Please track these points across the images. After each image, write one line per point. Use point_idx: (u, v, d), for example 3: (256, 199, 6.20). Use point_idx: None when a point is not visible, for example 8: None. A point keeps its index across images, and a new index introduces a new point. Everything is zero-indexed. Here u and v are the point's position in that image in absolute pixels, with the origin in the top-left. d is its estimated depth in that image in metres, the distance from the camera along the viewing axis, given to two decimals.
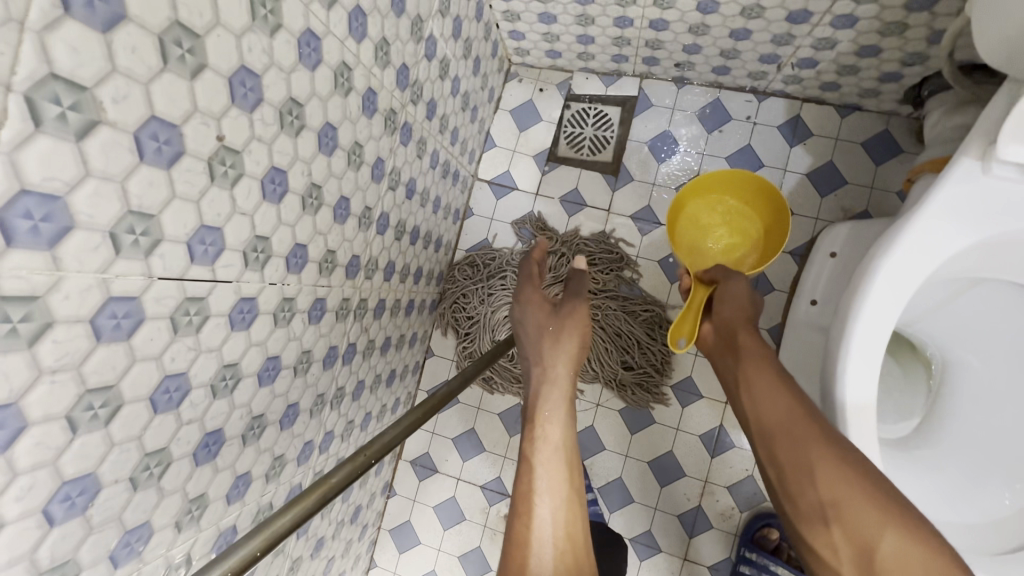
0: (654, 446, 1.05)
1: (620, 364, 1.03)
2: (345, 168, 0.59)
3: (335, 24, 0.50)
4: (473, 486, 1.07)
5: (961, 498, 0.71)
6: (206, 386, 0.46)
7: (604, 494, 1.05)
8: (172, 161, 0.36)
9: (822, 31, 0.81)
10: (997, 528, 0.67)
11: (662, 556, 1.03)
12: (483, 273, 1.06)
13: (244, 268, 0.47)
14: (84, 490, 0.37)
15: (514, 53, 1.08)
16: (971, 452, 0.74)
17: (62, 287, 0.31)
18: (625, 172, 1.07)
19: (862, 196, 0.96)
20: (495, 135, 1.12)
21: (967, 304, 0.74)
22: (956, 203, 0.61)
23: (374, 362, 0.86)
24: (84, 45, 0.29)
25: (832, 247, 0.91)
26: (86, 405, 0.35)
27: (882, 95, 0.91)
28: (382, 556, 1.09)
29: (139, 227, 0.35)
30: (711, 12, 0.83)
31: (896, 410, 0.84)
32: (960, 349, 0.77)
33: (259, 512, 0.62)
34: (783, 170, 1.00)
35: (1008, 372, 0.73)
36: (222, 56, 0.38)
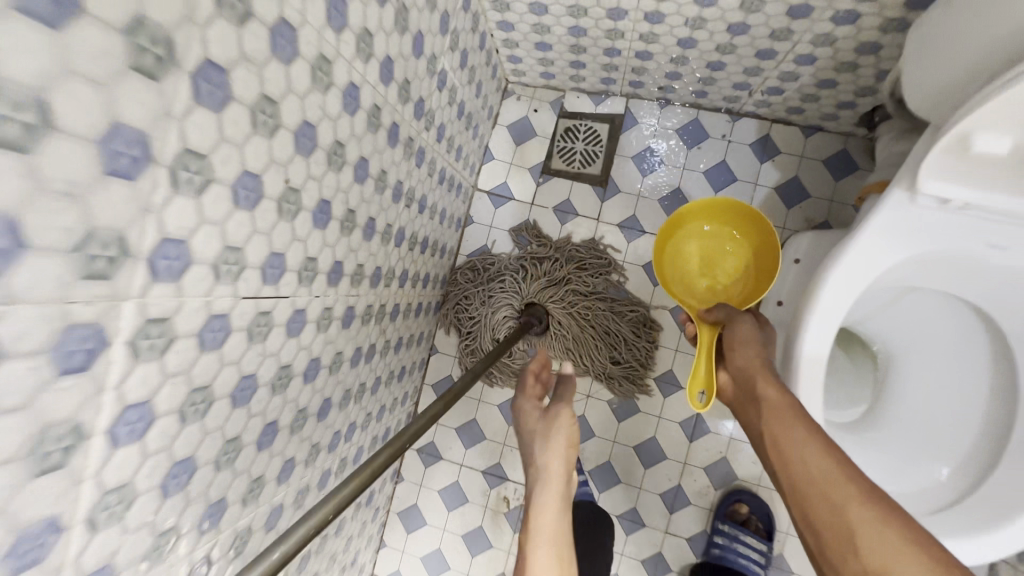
0: (639, 433, 1.16)
1: (609, 359, 1.13)
2: (372, 193, 0.69)
3: (368, 74, 0.59)
4: (476, 470, 1.18)
5: (898, 472, 0.83)
6: (267, 385, 0.55)
7: (593, 475, 1.16)
8: (254, 204, 0.46)
9: (787, 66, 0.92)
10: (926, 496, 0.79)
11: (645, 530, 1.14)
12: (484, 277, 1.15)
13: (298, 284, 0.56)
14: (185, 469, 0.46)
15: (510, 73, 1.18)
16: (909, 434, 0.85)
17: (182, 309, 0.41)
18: (613, 184, 1.17)
19: (822, 207, 1.09)
20: (493, 149, 1.22)
21: (906, 307, 0.87)
22: (890, 226, 0.72)
23: (391, 359, 0.96)
24: (205, 126, 0.38)
25: (797, 254, 1.03)
26: (192, 400, 0.45)
27: (840, 120, 1.04)
28: (392, 537, 1.19)
29: (230, 258, 0.45)
30: (689, 47, 0.93)
31: (848, 399, 0.97)
32: (902, 346, 0.90)
33: (300, 493, 0.72)
34: (753, 184, 1.12)
35: (940, 366, 0.85)
36: (292, 115, 0.47)
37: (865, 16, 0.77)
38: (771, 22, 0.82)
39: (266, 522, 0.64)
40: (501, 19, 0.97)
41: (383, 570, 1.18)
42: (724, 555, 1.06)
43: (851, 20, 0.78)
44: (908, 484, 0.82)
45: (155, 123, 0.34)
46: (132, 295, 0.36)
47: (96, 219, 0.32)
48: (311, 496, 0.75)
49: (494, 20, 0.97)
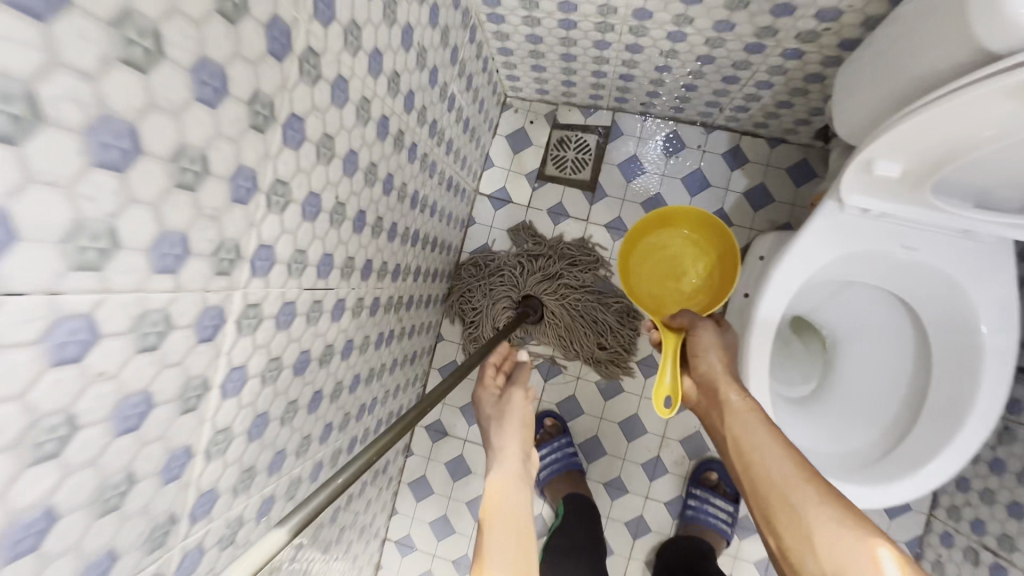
0: (622, 410, 1.25)
1: (598, 346, 1.20)
2: (341, 176, 0.62)
3: (333, 41, 0.53)
4: (478, 444, 1.28)
5: (839, 435, 1.02)
6: (221, 388, 0.49)
7: (583, 448, 1.26)
8: (198, 183, 0.39)
9: (775, 60, 0.92)
10: (858, 453, 0.98)
11: (628, 496, 1.24)
12: (484, 272, 1.22)
13: (251, 276, 0.49)
14: (120, 485, 0.40)
15: (497, 53, 1.10)
16: (850, 404, 1.05)
17: (108, 303, 0.35)
18: (600, 189, 1.28)
19: (785, 210, 1.23)
20: (492, 156, 1.30)
21: (851, 297, 1.07)
22: (827, 230, 0.90)
23: (379, 353, 0.93)
24: (128, 87, 0.32)
25: (761, 252, 1.11)
26: (125, 408, 0.38)
27: (800, 133, 1.17)
28: (401, 505, 1.29)
29: (171, 245, 0.38)
30: (680, 40, 0.93)
31: (800, 375, 1.17)
32: (846, 330, 1.10)
33: (265, 503, 0.65)
34: (725, 190, 1.25)
35: (873, 347, 1.06)
36: (241, 81, 0.41)
37: (845, 14, 0.79)
38: (756, 19, 0.84)
39: (223, 539, 0.58)
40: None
41: (394, 536, 1.29)
42: (694, 513, 1.18)
43: (831, 19, 0.80)
44: (845, 449, 1.00)
45: (42, 73, 0.27)
46: (32, 288, 0.29)
47: None
48: (280, 507, 0.69)
49: (484, 14, 0.96)
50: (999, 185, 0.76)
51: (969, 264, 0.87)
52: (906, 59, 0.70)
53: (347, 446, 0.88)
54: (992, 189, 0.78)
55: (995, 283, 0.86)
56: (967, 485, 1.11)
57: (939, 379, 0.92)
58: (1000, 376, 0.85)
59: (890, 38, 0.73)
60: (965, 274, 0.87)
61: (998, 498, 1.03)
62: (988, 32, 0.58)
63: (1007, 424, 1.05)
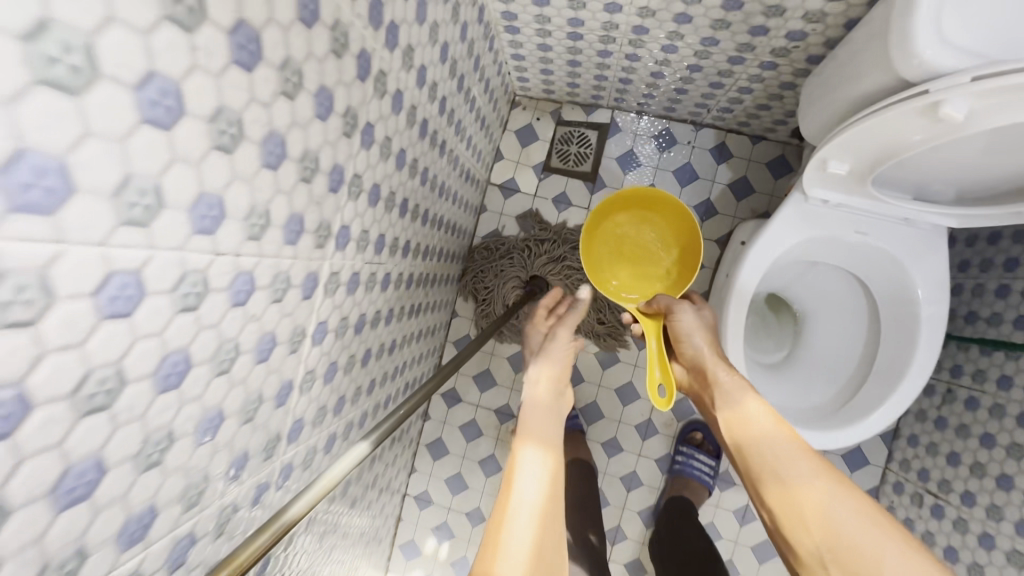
0: (618, 377, 1.31)
1: (596, 321, 1.26)
2: (359, 148, 0.62)
3: (358, 15, 0.53)
4: (489, 409, 1.45)
5: (801, 395, 1.07)
6: (251, 352, 0.50)
7: (583, 411, 1.31)
8: (235, 144, 0.40)
9: (754, 71, 0.96)
10: (818, 411, 1.03)
11: (625, 455, 1.31)
12: (496, 254, 1.26)
13: (282, 244, 0.50)
14: (159, 443, 0.41)
15: (510, 58, 1.13)
16: (814, 371, 1.10)
17: (153, 261, 0.35)
18: (601, 180, 1.31)
19: (765, 201, 1.26)
20: (503, 150, 1.34)
21: (819, 277, 1.11)
22: (795, 216, 0.96)
23: (393, 328, 0.95)
24: (175, 48, 0.32)
25: (743, 238, 1.15)
26: (171, 363, 0.40)
27: (779, 132, 1.20)
28: (421, 463, 1.46)
29: (211, 207, 0.39)
30: (672, 52, 0.96)
31: (775, 345, 1.21)
32: (813, 306, 1.14)
33: (285, 471, 0.66)
34: (711, 182, 1.28)
35: (835, 322, 1.10)
36: (275, 48, 0.42)
37: (811, 35, 0.83)
38: (737, 38, 0.87)
39: (249, 500, 0.58)
40: (505, 10, 0.95)
41: (414, 490, 1.46)
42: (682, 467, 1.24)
43: (799, 38, 0.84)
44: (806, 403, 1.05)
45: (99, 28, 0.28)
46: (91, 240, 0.30)
47: (31, 140, 0.26)
48: (298, 475, 0.70)
49: (497, 11, 0.96)
50: (931, 179, 0.83)
51: (910, 245, 0.93)
52: (850, 74, 0.75)
53: (359, 421, 0.90)
54: (926, 182, 0.84)
55: (933, 261, 0.93)
56: (957, 460, 1.13)
57: (886, 344, 0.99)
58: (932, 340, 0.93)
59: (847, 53, 0.76)
60: (907, 253, 0.93)
61: (988, 471, 1.06)
62: (900, 65, 0.64)
63: (994, 401, 1.09)
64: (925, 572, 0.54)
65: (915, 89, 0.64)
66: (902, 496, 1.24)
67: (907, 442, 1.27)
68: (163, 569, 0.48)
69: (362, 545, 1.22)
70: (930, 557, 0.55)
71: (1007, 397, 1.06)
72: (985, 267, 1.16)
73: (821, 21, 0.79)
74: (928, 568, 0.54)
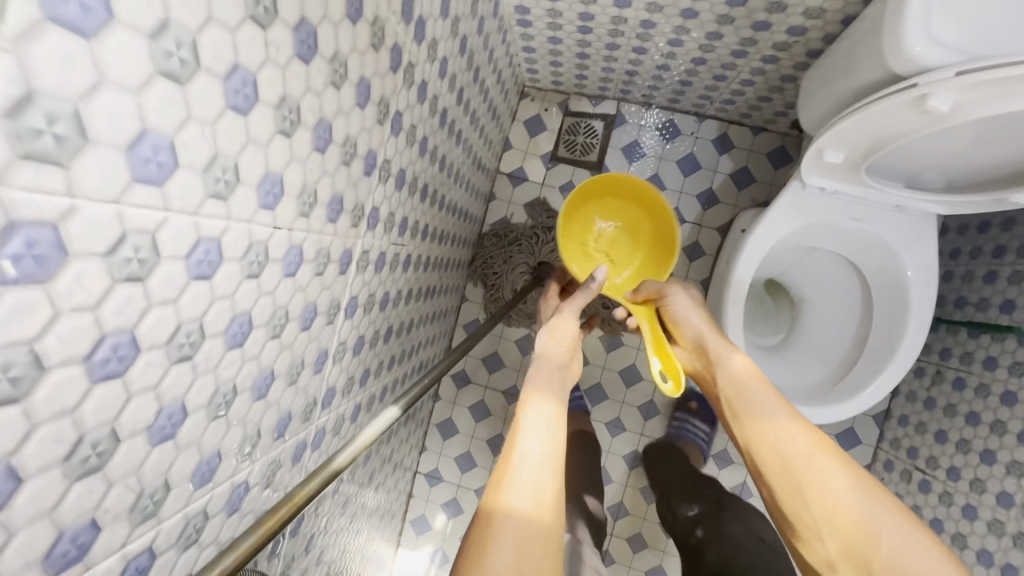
0: (622, 360, 1.37)
1: (601, 306, 1.31)
2: (389, 135, 0.67)
3: (393, 10, 0.58)
4: (497, 391, 1.51)
5: (798, 374, 1.14)
6: (298, 319, 0.55)
7: (588, 393, 1.37)
8: (293, 129, 0.45)
9: (757, 64, 1.00)
10: (814, 387, 1.10)
11: (627, 434, 1.37)
12: (505, 241, 1.31)
13: (326, 221, 0.55)
14: (226, 395, 0.46)
15: (521, 49, 1.17)
16: (810, 351, 1.16)
17: (229, 231, 0.40)
18: (606, 169, 1.36)
19: (765, 190, 1.31)
20: (511, 139, 1.38)
21: (815, 263, 1.15)
22: (793, 206, 1.00)
23: (410, 308, 1.01)
24: (253, 43, 0.37)
25: (743, 225, 1.20)
26: (238, 324, 0.45)
27: (779, 123, 1.25)
28: (431, 442, 1.52)
29: (271, 184, 0.44)
30: (679, 45, 1.00)
31: (772, 328, 1.26)
32: (809, 290, 1.19)
33: (319, 434, 0.71)
34: (713, 172, 1.33)
35: (831, 304, 1.15)
36: (326, 43, 0.46)
37: (810, 31, 0.87)
38: (740, 32, 0.92)
39: (290, 457, 0.64)
40: (519, 5, 0.99)
41: (424, 468, 1.52)
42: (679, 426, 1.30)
43: (799, 33, 0.88)
44: (801, 381, 1.12)
45: (201, 27, 0.32)
46: (186, 210, 0.35)
47: (150, 122, 0.30)
48: (329, 440, 0.75)
49: (512, 6, 1.00)
50: (921, 167, 0.88)
51: (902, 230, 0.98)
52: (847, 67, 0.80)
53: (379, 395, 0.96)
54: (917, 170, 0.89)
55: (922, 247, 0.98)
56: (945, 437, 1.19)
57: (878, 324, 1.04)
58: (921, 320, 0.98)
59: (844, 46, 0.81)
60: (899, 240, 0.98)
61: (973, 447, 1.12)
62: (892, 62, 0.68)
63: (980, 381, 1.14)
64: (900, 528, 0.60)
65: (904, 83, 0.69)
66: (893, 473, 1.30)
67: (897, 422, 1.33)
68: (224, 517, 0.52)
69: (377, 516, 1.28)
70: (909, 516, 0.62)
71: (993, 376, 1.11)
72: (975, 254, 1.21)
73: (820, 17, 0.84)
74: (904, 525, 0.61)
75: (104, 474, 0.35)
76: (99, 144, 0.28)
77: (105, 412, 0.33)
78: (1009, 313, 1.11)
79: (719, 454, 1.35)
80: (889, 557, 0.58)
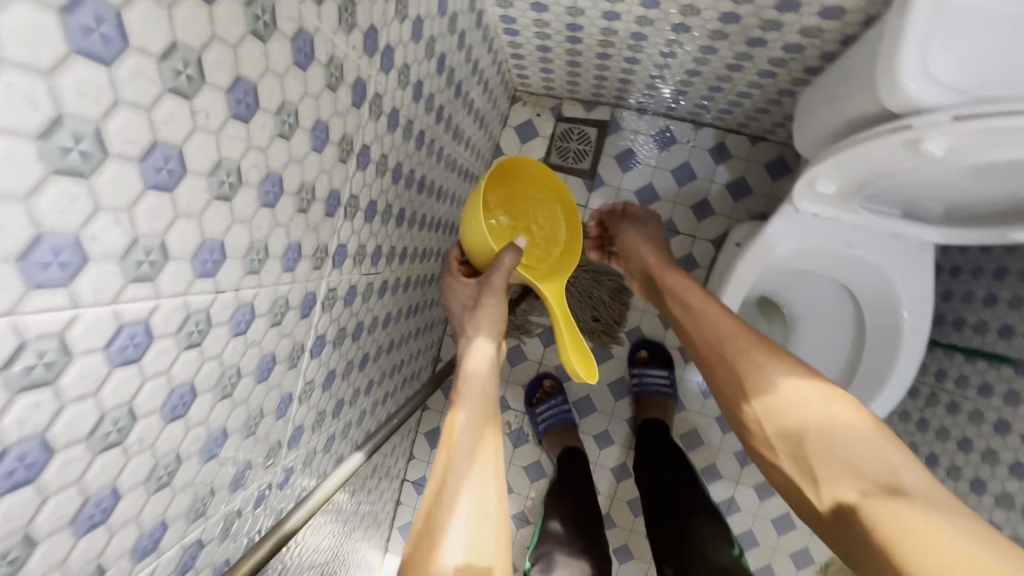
0: (610, 373, 1.37)
1: (592, 317, 1.30)
2: (355, 170, 0.64)
3: (353, 45, 0.55)
4: None
5: None
6: (252, 372, 0.53)
7: (577, 404, 1.38)
8: (233, 192, 0.42)
9: (753, 78, 0.96)
10: None
11: (616, 448, 1.36)
12: None
13: (281, 271, 0.53)
14: (168, 466, 0.44)
15: (510, 56, 1.13)
16: None
17: (158, 311, 0.38)
18: (599, 178, 1.32)
19: (762, 203, 1.27)
20: (502, 146, 1.34)
21: (811, 285, 1.12)
22: (788, 228, 0.96)
23: (391, 329, 0.98)
24: (175, 115, 0.34)
25: (738, 238, 1.17)
26: (178, 395, 0.43)
27: (778, 135, 1.20)
28: (419, 450, 1.52)
29: (210, 252, 0.41)
30: (671, 57, 0.96)
31: None
32: (804, 311, 1.16)
33: (285, 475, 0.70)
34: (709, 182, 1.29)
35: (825, 327, 1.12)
36: (271, 96, 0.44)
37: (808, 49, 0.82)
38: (736, 47, 0.87)
39: (252, 505, 0.62)
40: (504, 14, 0.96)
41: (413, 477, 1.52)
42: (640, 390, 1.29)
43: (797, 51, 0.84)
44: None
45: (107, 114, 0.30)
46: (101, 304, 0.33)
47: (46, 224, 0.28)
48: (299, 477, 0.74)
49: (497, 15, 0.96)
50: (919, 195, 0.84)
51: (899, 257, 0.94)
52: (846, 94, 0.76)
53: (357, 420, 0.94)
54: (915, 196, 0.85)
55: (918, 274, 0.94)
56: (937, 462, 1.17)
57: (870, 351, 1.02)
58: (914, 349, 0.96)
59: (846, 65, 0.76)
60: (895, 267, 0.95)
61: (965, 474, 1.10)
62: (885, 97, 0.65)
63: (975, 407, 1.11)
64: (829, 401, 0.64)
65: (899, 122, 0.66)
66: None
67: None
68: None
69: (364, 528, 1.28)
70: (840, 395, 0.65)
71: (989, 405, 1.08)
72: (976, 275, 1.17)
73: (818, 36, 0.78)
74: (830, 399, 0.64)
75: None
76: None
77: (10, 520, 0.32)
78: (1008, 340, 1.08)
79: (708, 471, 1.34)
80: (818, 433, 0.63)
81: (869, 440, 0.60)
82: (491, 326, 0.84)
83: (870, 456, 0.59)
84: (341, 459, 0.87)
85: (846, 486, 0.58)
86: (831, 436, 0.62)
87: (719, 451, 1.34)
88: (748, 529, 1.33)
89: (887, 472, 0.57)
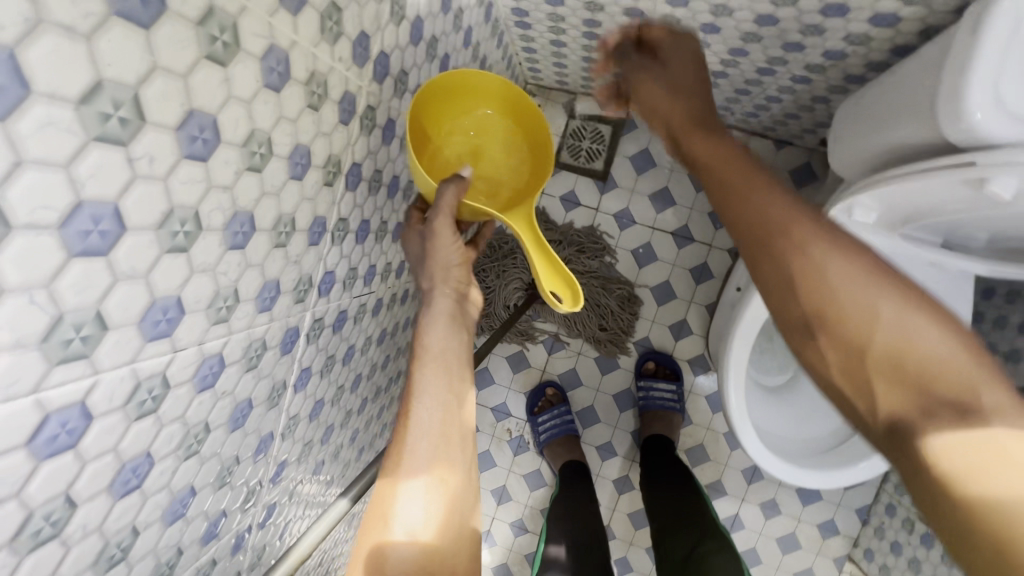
0: (616, 383, 1.38)
1: (598, 327, 1.33)
2: (379, 145, 0.62)
3: (382, 16, 0.52)
4: (485, 406, 1.42)
5: (800, 425, 1.07)
6: (276, 346, 0.53)
7: (581, 415, 1.39)
8: (264, 165, 0.42)
9: None
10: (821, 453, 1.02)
11: (618, 459, 1.38)
12: (499, 254, 1.28)
13: (307, 245, 0.52)
14: (197, 435, 0.45)
15: (521, 50, 1.06)
16: (818, 403, 1.08)
17: (190, 283, 0.37)
18: (612, 179, 1.30)
19: None
20: None
21: None
22: None
23: (410, 305, 0.97)
24: (208, 83, 0.33)
25: (738, 283, 1.15)
26: (208, 366, 0.43)
27: (806, 139, 1.16)
28: None
29: (241, 224, 0.41)
30: None
31: (777, 366, 1.14)
32: None
33: (303, 448, 0.70)
34: None
35: None
36: (301, 68, 0.42)
37: (850, 57, 0.76)
38: (769, 51, 0.81)
39: (270, 478, 0.62)
40: (515, 7, 0.90)
41: None
42: (646, 403, 1.29)
43: (837, 58, 0.78)
44: (805, 434, 1.06)
45: (144, 79, 0.29)
46: (137, 274, 0.33)
47: (86, 193, 0.28)
48: (316, 450, 0.75)
49: (508, 7, 0.90)
50: (965, 227, 0.72)
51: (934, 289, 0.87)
52: (890, 118, 0.67)
53: (375, 397, 0.94)
54: (958, 227, 0.73)
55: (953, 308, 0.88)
56: None
57: None
58: None
59: (890, 88, 0.68)
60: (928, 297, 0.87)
61: None
62: (943, 127, 0.56)
63: None
64: (907, 307, 0.44)
65: (958, 157, 0.55)
66: (889, 488, 1.28)
67: None
68: (199, 546, 0.52)
69: None
70: (921, 296, 0.45)
71: None
72: None
73: (865, 43, 0.73)
74: (901, 305, 0.44)
75: (61, 539, 0.34)
76: (24, 227, 0.25)
77: (55, 485, 0.32)
78: None
79: (712, 485, 1.35)
80: (884, 346, 0.43)
81: (952, 356, 0.42)
82: (448, 274, 0.62)
83: (950, 372, 0.42)
84: (355, 434, 0.88)
85: (914, 412, 0.41)
86: (905, 350, 0.43)
87: (726, 467, 1.35)
88: (751, 546, 1.35)
89: (967, 394, 0.41)
